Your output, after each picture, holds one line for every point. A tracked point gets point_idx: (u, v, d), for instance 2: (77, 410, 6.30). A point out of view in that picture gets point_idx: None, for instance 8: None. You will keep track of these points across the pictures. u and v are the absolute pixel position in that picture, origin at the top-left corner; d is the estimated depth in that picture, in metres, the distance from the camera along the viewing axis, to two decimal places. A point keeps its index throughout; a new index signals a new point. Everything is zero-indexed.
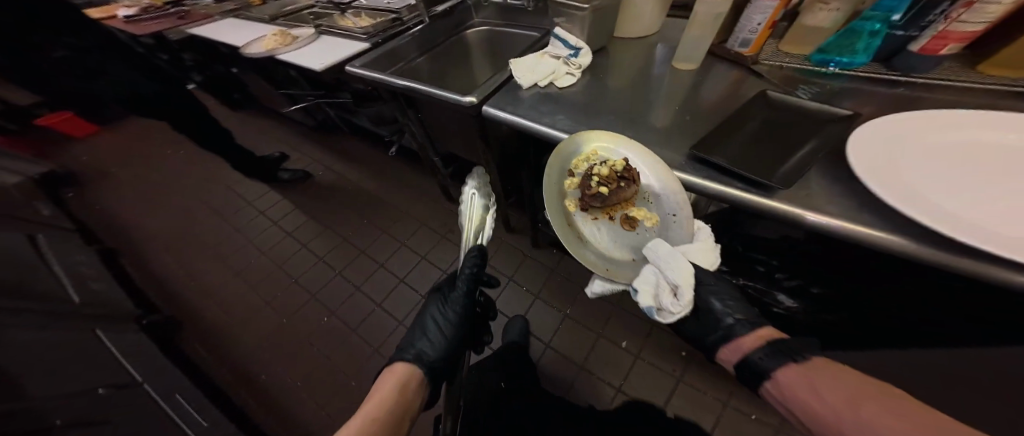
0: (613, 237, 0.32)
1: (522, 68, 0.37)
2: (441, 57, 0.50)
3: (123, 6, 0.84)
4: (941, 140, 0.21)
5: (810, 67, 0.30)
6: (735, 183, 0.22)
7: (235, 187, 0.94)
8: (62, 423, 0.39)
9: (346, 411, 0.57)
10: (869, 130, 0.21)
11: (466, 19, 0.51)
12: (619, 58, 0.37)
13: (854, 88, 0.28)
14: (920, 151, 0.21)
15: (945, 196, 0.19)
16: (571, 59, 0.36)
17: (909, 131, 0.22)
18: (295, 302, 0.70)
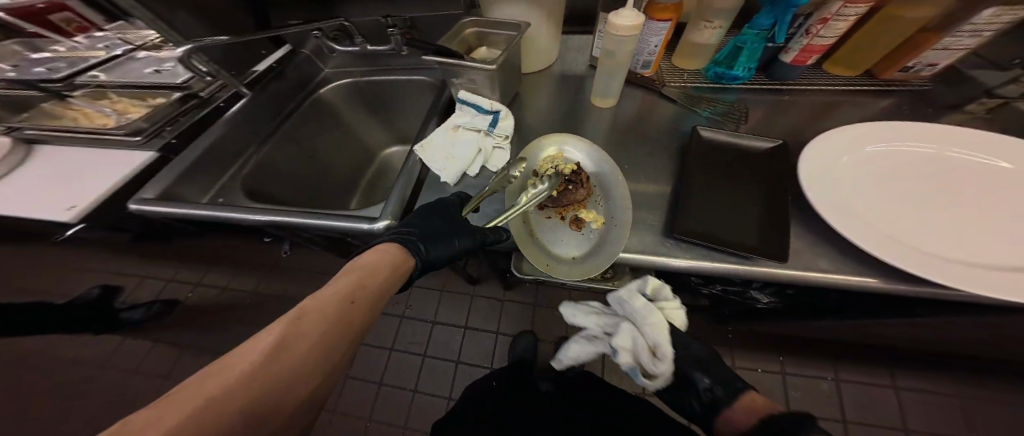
0: (560, 241, 0.25)
1: (437, 150, 0.29)
2: (293, 134, 0.37)
3: None
4: (866, 156, 0.23)
5: (709, 83, 0.32)
6: (727, 254, 0.20)
7: None
8: None
9: None
10: (812, 158, 0.23)
11: (310, 72, 0.39)
12: (535, 103, 0.33)
13: (749, 99, 0.31)
14: (854, 174, 0.22)
15: (894, 223, 0.20)
16: (493, 129, 0.29)
17: (840, 151, 0.23)
18: None
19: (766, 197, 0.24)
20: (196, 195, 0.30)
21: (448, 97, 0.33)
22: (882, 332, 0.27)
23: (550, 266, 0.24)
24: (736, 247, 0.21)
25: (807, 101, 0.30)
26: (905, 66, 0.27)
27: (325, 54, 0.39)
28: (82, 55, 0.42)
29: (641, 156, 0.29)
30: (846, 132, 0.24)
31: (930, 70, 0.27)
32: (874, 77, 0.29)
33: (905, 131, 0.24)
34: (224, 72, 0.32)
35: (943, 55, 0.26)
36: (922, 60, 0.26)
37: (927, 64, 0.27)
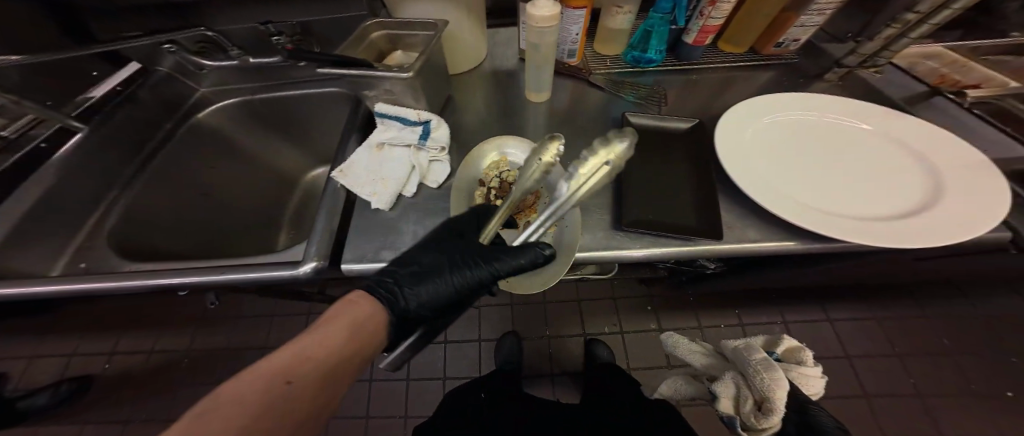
0: None
1: (363, 172, 0.25)
2: (166, 167, 0.30)
3: None
4: (768, 128, 0.27)
5: (629, 67, 0.34)
6: (673, 240, 0.22)
7: None
8: None
9: None
10: (724, 132, 0.26)
11: (179, 93, 0.32)
12: (469, 106, 0.32)
13: (664, 80, 0.34)
14: (759, 145, 0.26)
15: (792, 186, 0.23)
16: (426, 141, 0.26)
17: (747, 126, 0.26)
18: None
19: (694, 177, 0.26)
20: (38, 267, 0.22)
21: (368, 111, 0.29)
22: (803, 279, 0.32)
23: (513, 284, 0.24)
24: (677, 230, 0.23)
25: (712, 80, 0.33)
26: (778, 42, 0.32)
27: (196, 73, 0.32)
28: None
29: (583, 150, 0.29)
30: (752, 107, 0.27)
31: (796, 44, 0.32)
32: (757, 52, 0.33)
33: (797, 102, 0.28)
34: (29, 103, 0.25)
35: (803, 32, 0.30)
36: (790, 37, 0.31)
37: (794, 40, 0.31)
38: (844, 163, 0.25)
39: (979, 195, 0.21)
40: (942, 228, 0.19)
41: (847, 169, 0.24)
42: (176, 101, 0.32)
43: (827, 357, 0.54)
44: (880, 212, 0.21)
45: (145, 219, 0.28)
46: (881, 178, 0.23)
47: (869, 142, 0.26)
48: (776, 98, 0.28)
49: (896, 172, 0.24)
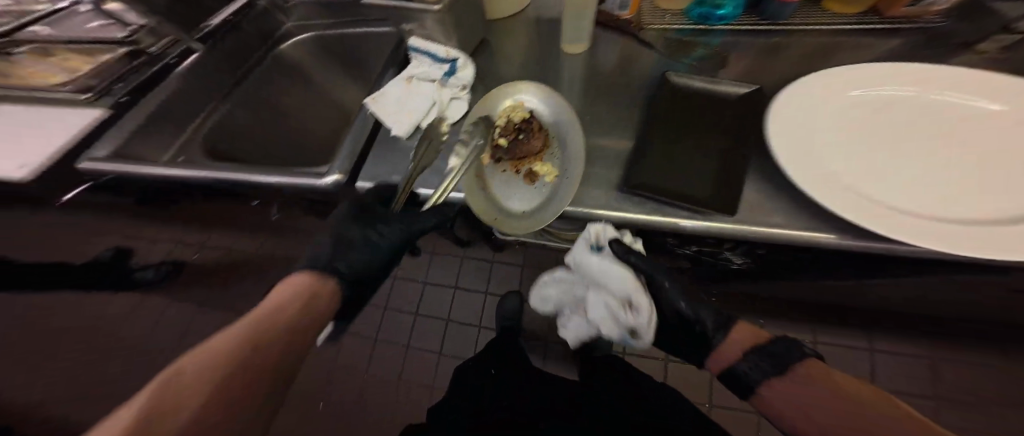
0: (512, 194, 0.25)
1: (391, 101, 0.27)
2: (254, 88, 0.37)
3: None
4: (847, 101, 0.22)
5: (694, 25, 0.29)
6: (681, 210, 0.20)
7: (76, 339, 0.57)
8: None
9: None
10: (786, 96, 0.21)
11: (271, 26, 0.38)
12: (504, 53, 0.31)
13: (735, 43, 0.28)
14: (828, 117, 0.21)
15: (853, 169, 0.19)
16: (450, 77, 0.28)
17: (821, 93, 0.22)
18: None
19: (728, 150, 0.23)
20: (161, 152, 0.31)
21: (406, 49, 0.31)
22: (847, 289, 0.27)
23: (500, 220, 0.23)
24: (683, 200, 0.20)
25: (803, 43, 0.27)
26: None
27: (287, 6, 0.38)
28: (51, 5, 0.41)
29: (610, 107, 0.27)
30: (830, 79, 0.22)
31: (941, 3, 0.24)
32: (879, 13, 0.26)
33: (902, 74, 0.22)
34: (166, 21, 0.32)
35: None
36: None
37: None
38: (940, 154, 0.20)
39: None
40: None
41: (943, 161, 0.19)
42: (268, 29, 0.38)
43: None
44: (970, 216, 0.17)
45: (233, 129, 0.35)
46: (992, 177, 0.18)
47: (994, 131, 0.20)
48: (872, 67, 0.22)
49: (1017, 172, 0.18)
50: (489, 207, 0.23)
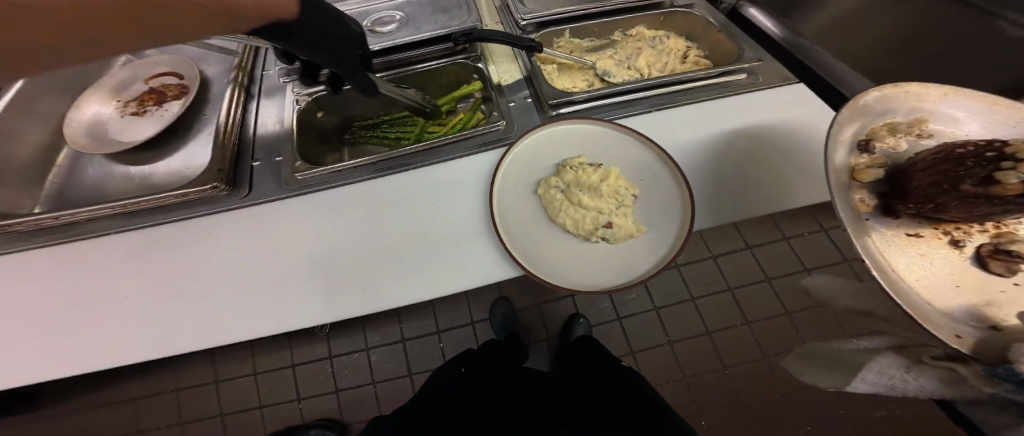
0: (946, 252, 0.53)
1: (723, 102, 1.04)
2: (714, 109, 1.03)
3: (263, 127, 1.15)
4: (761, 99, 1.04)
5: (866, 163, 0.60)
6: (762, 96, 1.04)
7: (366, 324, 1.78)
8: (410, 375, 1.72)
9: (391, 360, 1.74)
10: (761, 96, 1.04)
11: (699, 81, 1.08)
12: (896, 119, 0.58)
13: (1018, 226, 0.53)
14: (766, 99, 1.04)
15: (764, 106, 1.03)
16: (882, 115, 0.58)
17: (755, 98, 1.04)
18: (418, 347, 1.76)
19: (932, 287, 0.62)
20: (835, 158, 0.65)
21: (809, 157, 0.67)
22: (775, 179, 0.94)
23: (907, 235, 0.54)
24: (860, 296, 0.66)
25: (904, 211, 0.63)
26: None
27: (697, 92, 1.06)
28: (717, 80, 1.07)
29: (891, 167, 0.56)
30: (756, 96, 1.05)
31: None
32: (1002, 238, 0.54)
33: (770, 90, 1.06)
34: (743, 163, 0.95)
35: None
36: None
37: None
38: (758, 100, 1.04)
39: (785, 110, 1.01)
40: (800, 157, 0.95)
41: (757, 100, 1.04)
42: (770, 34, 1.28)
43: (642, 330, 1.79)
44: (767, 106, 1.02)
45: (741, 153, 0.96)
46: (760, 108, 1.02)
47: (767, 96, 1.04)
48: (769, 91, 1.05)
49: (763, 105, 1.03)
50: (917, 253, 0.53)
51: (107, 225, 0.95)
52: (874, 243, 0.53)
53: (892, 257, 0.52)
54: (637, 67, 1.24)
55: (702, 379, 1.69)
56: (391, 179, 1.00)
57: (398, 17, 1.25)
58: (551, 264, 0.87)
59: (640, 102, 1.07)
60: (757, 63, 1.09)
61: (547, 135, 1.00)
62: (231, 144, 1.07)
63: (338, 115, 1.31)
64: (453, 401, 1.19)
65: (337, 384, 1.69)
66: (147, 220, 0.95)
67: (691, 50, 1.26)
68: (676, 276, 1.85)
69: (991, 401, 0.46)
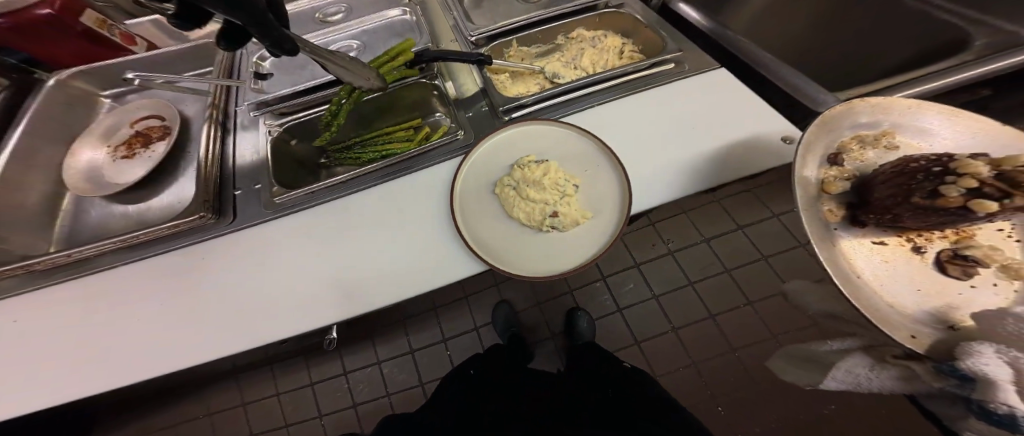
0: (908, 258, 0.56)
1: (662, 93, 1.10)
2: (653, 98, 1.09)
3: (245, 154, 1.16)
4: (695, 85, 1.09)
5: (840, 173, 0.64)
6: (695, 79, 1.10)
7: (375, 339, 1.82)
8: (422, 383, 1.74)
9: (403, 371, 1.76)
10: (698, 81, 1.10)
11: (637, 72, 1.14)
12: (863, 133, 0.62)
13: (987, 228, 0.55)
14: (701, 83, 1.09)
15: (698, 91, 1.08)
16: (850, 132, 0.62)
17: (691, 84, 1.10)
18: (428, 356, 1.79)
19: None
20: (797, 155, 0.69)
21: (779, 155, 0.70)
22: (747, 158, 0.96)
23: (875, 244, 0.57)
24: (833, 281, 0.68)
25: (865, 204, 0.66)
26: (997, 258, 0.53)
27: (634, 84, 1.12)
28: (649, 72, 1.13)
29: (858, 178, 0.59)
30: (693, 82, 1.10)
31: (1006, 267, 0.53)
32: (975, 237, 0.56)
33: (709, 77, 1.10)
34: (725, 160, 0.96)
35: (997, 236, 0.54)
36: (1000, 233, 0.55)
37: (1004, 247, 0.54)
38: (695, 87, 1.09)
39: (725, 94, 1.06)
40: (742, 133, 0.98)
41: (693, 88, 1.09)
42: (697, 26, 1.32)
43: (639, 317, 1.84)
44: (700, 90, 1.08)
45: (688, 138, 0.99)
46: (699, 95, 1.07)
47: (703, 82, 1.10)
48: (705, 77, 1.10)
49: (699, 91, 1.08)
50: (881, 259, 0.56)
51: (112, 259, 0.95)
52: (842, 253, 0.56)
53: (858, 265, 0.55)
54: (583, 66, 1.28)
55: (710, 364, 1.73)
56: (363, 194, 1.02)
57: (355, 45, 1.33)
58: (504, 259, 0.87)
59: (584, 96, 1.12)
60: (679, 53, 1.14)
61: (502, 139, 1.03)
62: (214, 177, 1.07)
63: (314, 139, 1.31)
64: (456, 407, 1.23)
65: (353, 400, 1.71)
66: (141, 252, 0.95)
67: (627, 45, 1.31)
68: (671, 262, 1.91)
69: (948, 398, 0.51)
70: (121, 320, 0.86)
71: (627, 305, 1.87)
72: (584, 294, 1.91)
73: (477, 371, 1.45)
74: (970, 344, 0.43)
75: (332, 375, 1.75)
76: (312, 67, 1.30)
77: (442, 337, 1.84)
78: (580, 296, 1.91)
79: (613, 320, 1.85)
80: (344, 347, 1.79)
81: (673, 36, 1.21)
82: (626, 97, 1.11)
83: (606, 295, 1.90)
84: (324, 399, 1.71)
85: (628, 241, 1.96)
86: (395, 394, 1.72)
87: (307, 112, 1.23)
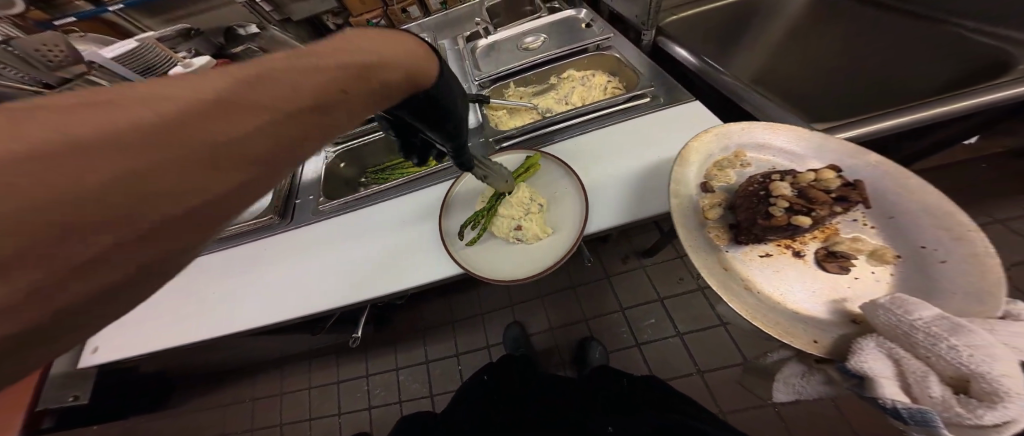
0: (784, 263, 0.80)
1: (639, 122, 1.25)
2: (629, 126, 1.25)
3: (307, 172, 1.44)
4: (671, 115, 1.23)
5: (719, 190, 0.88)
6: (668, 108, 1.25)
7: (397, 347, 1.97)
8: (436, 392, 1.84)
9: (417, 379, 1.89)
10: (672, 112, 1.23)
11: (620, 103, 1.30)
12: (717, 156, 0.89)
13: (854, 231, 0.80)
14: (676, 114, 1.22)
15: (673, 120, 1.21)
16: (711, 159, 0.89)
17: (667, 115, 1.23)
18: (442, 367, 1.90)
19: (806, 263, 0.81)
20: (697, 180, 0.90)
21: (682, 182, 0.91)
22: None
23: (761, 254, 0.81)
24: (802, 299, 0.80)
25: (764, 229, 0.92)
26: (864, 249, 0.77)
27: (613, 115, 1.29)
28: (627, 104, 1.29)
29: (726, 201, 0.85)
30: (669, 113, 1.23)
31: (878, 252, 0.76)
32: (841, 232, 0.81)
33: (685, 108, 1.23)
34: None
35: (856, 227, 0.81)
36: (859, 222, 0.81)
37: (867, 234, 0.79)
38: (670, 117, 1.22)
39: (700, 122, 1.17)
40: None
41: (669, 117, 1.22)
42: (686, 62, 1.44)
43: (655, 347, 1.80)
44: (675, 120, 1.21)
45: (658, 162, 1.11)
46: (673, 123, 1.20)
47: (679, 113, 1.22)
48: (682, 108, 1.24)
49: (673, 119, 1.21)
50: (759, 260, 0.80)
51: (212, 246, 1.24)
52: (739, 271, 0.79)
53: (759, 285, 0.77)
54: (573, 102, 1.49)
55: (740, 417, 1.59)
56: (387, 202, 1.23)
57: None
58: (475, 263, 1.02)
59: (565, 127, 1.31)
60: (651, 88, 1.30)
61: (504, 159, 1.20)
62: (286, 189, 1.35)
63: (359, 165, 1.56)
64: (474, 414, 1.32)
65: (372, 400, 1.88)
66: (231, 243, 1.23)
67: (612, 82, 1.50)
68: (700, 300, 1.83)
69: None
70: (201, 296, 1.10)
71: (639, 332, 1.85)
72: (596, 318, 1.91)
73: (490, 376, 1.54)
74: (860, 344, 0.64)
75: (358, 377, 1.94)
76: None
77: (456, 351, 1.93)
78: (592, 322, 1.91)
79: (627, 351, 1.82)
80: (369, 351, 1.99)
81: (655, 72, 1.38)
82: (607, 126, 1.28)
83: (623, 326, 1.87)
84: (349, 398, 1.90)
85: (652, 275, 1.94)
86: (408, 401, 1.85)
87: (357, 140, 1.49)
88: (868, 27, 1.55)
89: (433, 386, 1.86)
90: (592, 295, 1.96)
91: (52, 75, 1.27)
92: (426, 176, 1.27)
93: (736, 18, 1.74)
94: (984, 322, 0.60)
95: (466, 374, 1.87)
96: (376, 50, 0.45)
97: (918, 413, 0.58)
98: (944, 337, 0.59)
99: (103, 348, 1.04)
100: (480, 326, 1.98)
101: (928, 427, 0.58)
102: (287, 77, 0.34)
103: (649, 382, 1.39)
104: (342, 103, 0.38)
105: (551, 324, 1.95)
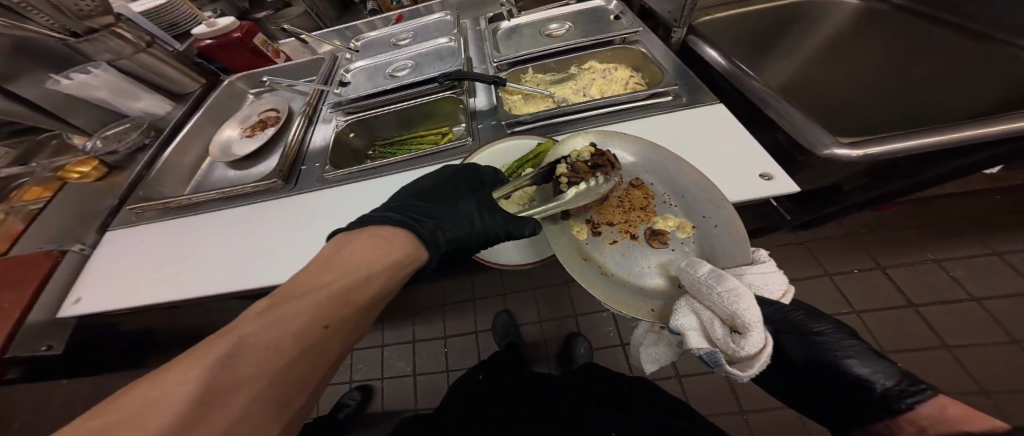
0: (633, 246, 0.88)
1: (660, 120, 1.19)
2: (648, 123, 1.19)
3: (313, 140, 1.42)
4: (694, 115, 1.17)
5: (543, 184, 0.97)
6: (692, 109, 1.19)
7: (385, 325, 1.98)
8: (420, 372, 1.85)
9: (401, 358, 1.90)
10: (696, 113, 1.17)
11: (641, 98, 1.23)
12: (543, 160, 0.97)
13: (669, 210, 0.89)
14: (700, 114, 1.16)
15: (696, 120, 1.15)
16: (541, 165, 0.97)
17: (689, 114, 1.17)
18: (426, 350, 1.90)
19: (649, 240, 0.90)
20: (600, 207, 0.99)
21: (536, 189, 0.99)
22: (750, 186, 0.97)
23: (612, 241, 0.90)
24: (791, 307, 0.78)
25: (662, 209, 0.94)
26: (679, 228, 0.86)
27: (632, 110, 1.24)
28: (647, 100, 1.23)
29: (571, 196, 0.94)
30: (692, 112, 1.17)
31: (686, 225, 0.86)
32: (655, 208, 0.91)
33: (710, 109, 1.17)
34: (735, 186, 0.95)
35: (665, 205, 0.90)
36: (665, 201, 0.91)
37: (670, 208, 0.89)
38: (693, 116, 1.16)
39: (724, 124, 1.11)
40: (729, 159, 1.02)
41: (692, 117, 1.16)
42: (715, 63, 1.37)
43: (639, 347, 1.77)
44: (697, 120, 1.15)
45: None
46: (694, 123, 1.14)
47: (702, 113, 1.16)
48: (706, 108, 1.17)
49: (696, 119, 1.15)
50: (610, 247, 0.89)
51: (215, 205, 1.23)
52: (597, 262, 0.86)
53: (611, 269, 0.85)
54: (591, 94, 1.43)
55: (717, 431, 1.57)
56: (389, 178, 1.20)
57: (410, 64, 1.57)
58: None
59: (581, 117, 1.26)
60: (676, 86, 1.23)
61: (514, 143, 1.15)
62: (293, 155, 1.33)
63: (367, 138, 1.52)
64: (473, 412, 1.30)
65: (355, 375, 1.89)
66: (231, 204, 1.22)
67: (634, 78, 1.44)
68: None
69: None
70: (190, 253, 1.08)
71: (626, 333, 1.82)
72: (585, 314, 1.89)
73: (485, 376, 1.53)
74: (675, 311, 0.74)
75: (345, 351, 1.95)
76: (380, 75, 1.56)
77: (442, 335, 1.92)
78: (580, 318, 1.89)
79: (612, 350, 1.79)
80: None
81: (681, 70, 1.31)
82: (625, 121, 1.22)
83: (612, 326, 1.84)
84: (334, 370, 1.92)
85: None
86: (391, 380, 1.86)
87: (367, 113, 1.45)
88: (912, 42, 1.45)
89: (417, 366, 1.87)
90: (585, 292, 1.93)
91: (81, 24, 1.23)
92: (434, 155, 1.24)
93: (773, 23, 1.65)
94: (737, 270, 0.77)
95: (450, 358, 1.87)
96: (396, 255, 0.67)
97: (713, 356, 0.69)
98: (715, 286, 0.68)
99: (85, 300, 0.99)
100: (471, 312, 1.98)
101: (719, 365, 0.69)
102: (347, 308, 0.56)
103: (634, 384, 1.36)
104: (343, 319, 0.55)
105: (540, 317, 1.93)
